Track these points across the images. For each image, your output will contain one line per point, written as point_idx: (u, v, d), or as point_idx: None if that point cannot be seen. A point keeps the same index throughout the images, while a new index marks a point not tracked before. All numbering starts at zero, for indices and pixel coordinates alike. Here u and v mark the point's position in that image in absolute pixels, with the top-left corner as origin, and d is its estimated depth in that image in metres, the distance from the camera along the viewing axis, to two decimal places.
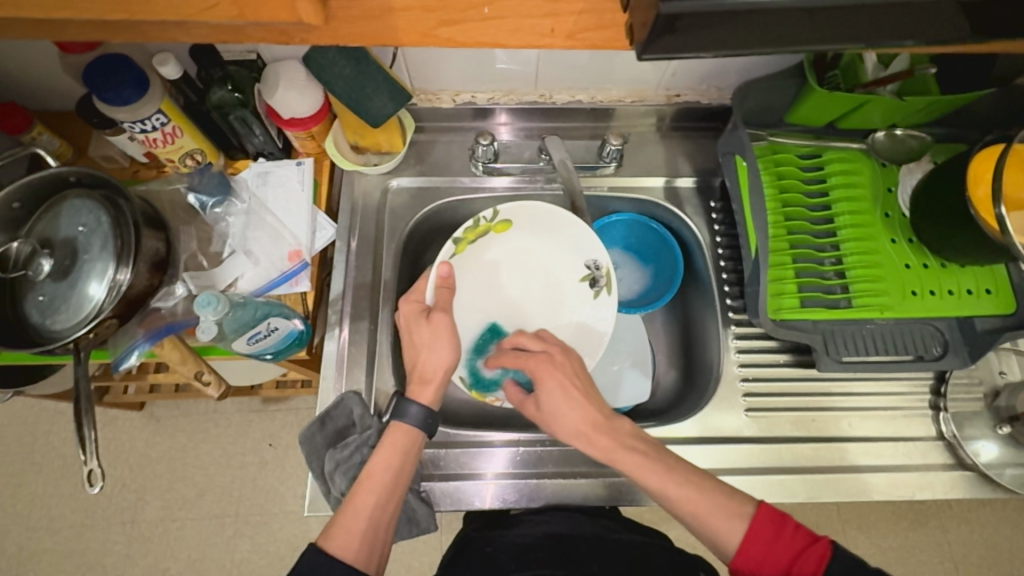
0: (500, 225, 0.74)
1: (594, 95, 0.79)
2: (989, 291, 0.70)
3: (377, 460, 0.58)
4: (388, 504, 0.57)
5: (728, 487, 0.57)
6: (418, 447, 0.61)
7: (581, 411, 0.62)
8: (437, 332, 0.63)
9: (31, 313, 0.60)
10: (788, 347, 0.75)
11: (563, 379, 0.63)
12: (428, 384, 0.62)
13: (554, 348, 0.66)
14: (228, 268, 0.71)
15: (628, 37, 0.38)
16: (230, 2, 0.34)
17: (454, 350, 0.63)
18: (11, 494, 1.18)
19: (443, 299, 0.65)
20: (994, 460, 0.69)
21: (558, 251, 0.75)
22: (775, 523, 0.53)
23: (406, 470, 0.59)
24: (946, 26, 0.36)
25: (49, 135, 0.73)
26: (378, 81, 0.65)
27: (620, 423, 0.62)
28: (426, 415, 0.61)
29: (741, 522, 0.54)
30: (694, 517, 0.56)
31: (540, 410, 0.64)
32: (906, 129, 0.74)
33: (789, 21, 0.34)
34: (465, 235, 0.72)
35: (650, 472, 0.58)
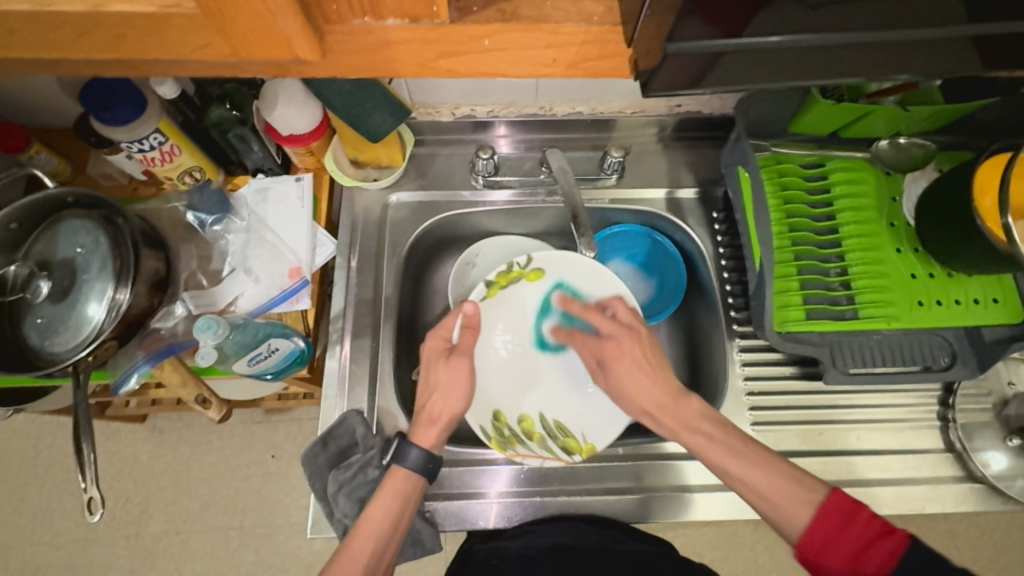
0: (533, 272, 0.73)
1: (595, 106, 0.78)
2: (996, 300, 0.69)
3: (377, 507, 0.58)
4: (385, 552, 0.58)
5: (797, 472, 0.56)
6: (418, 491, 0.61)
7: (653, 389, 0.62)
8: (453, 376, 0.64)
9: (30, 336, 0.60)
10: (793, 360, 0.74)
11: (641, 359, 0.64)
12: (434, 425, 0.62)
13: (636, 326, 0.66)
14: (228, 287, 0.70)
15: (633, 71, 0.38)
16: (223, 40, 0.34)
17: (466, 399, 0.63)
18: (14, 508, 1.17)
19: (466, 342, 0.65)
20: (1004, 471, 0.69)
21: (586, 300, 0.73)
22: (847, 511, 0.52)
23: (406, 514, 0.59)
24: (951, 59, 0.36)
25: (47, 154, 0.72)
26: (378, 98, 0.64)
27: (685, 405, 0.61)
28: (426, 461, 0.60)
29: (808, 509, 0.54)
30: (762, 499, 0.56)
31: (611, 382, 0.66)
32: (910, 138, 0.73)
33: (794, 57, 0.33)
34: (498, 278, 0.72)
35: (716, 454, 0.59)
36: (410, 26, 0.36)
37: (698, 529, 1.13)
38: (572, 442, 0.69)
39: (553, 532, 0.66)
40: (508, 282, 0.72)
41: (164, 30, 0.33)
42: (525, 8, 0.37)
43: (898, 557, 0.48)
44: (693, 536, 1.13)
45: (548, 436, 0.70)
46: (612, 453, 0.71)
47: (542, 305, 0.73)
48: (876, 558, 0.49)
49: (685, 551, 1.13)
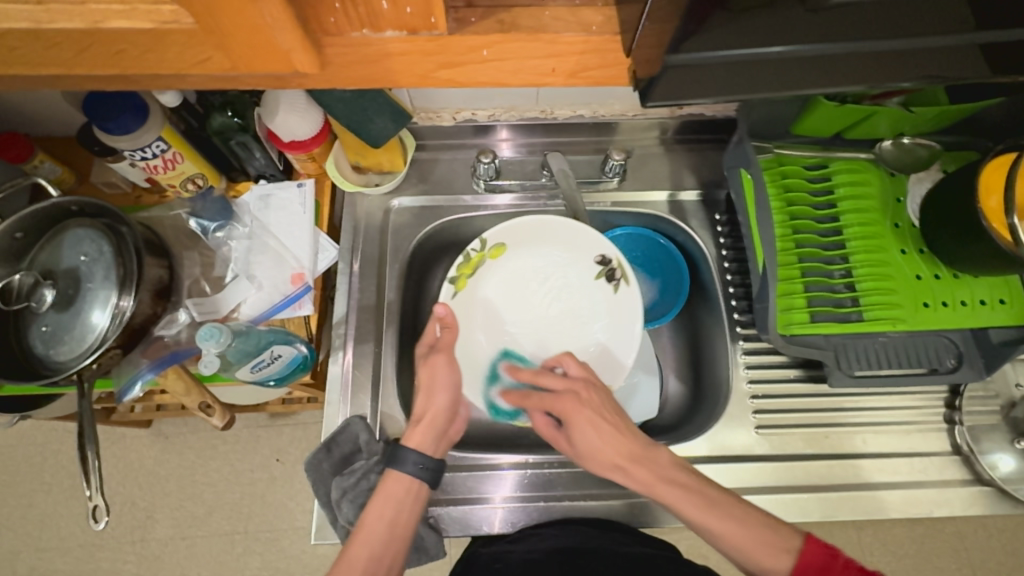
0: (495, 250, 0.72)
1: (596, 110, 0.78)
2: (1003, 301, 0.69)
3: (372, 513, 0.58)
4: (384, 558, 0.58)
5: (774, 520, 0.57)
6: (417, 497, 0.60)
7: (616, 446, 0.60)
8: (434, 375, 0.63)
9: (34, 345, 0.60)
10: (798, 362, 0.74)
11: (598, 414, 0.61)
12: (420, 425, 0.62)
13: (587, 379, 0.64)
14: (232, 293, 0.71)
15: (631, 78, 0.37)
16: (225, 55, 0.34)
17: (450, 394, 0.63)
18: (21, 514, 1.18)
19: (447, 339, 0.65)
20: (1013, 474, 0.67)
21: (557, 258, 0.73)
22: (825, 556, 0.53)
23: (403, 520, 0.59)
24: (957, 67, 0.35)
25: (51, 163, 0.73)
26: (377, 104, 0.64)
27: (657, 455, 0.60)
28: (425, 463, 0.60)
29: (787, 558, 0.54)
30: (738, 549, 0.56)
31: (574, 447, 0.62)
32: (913, 137, 0.73)
33: (798, 66, 0.33)
34: (460, 271, 0.71)
35: (691, 506, 0.58)
36: (409, 37, 0.36)
37: None
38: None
39: (555, 535, 0.65)
40: (472, 270, 0.72)
41: (166, 46, 0.33)
42: (525, 18, 0.37)
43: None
44: (698, 538, 1.12)
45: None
46: None
47: (510, 277, 0.74)
48: None
49: (690, 553, 1.12)
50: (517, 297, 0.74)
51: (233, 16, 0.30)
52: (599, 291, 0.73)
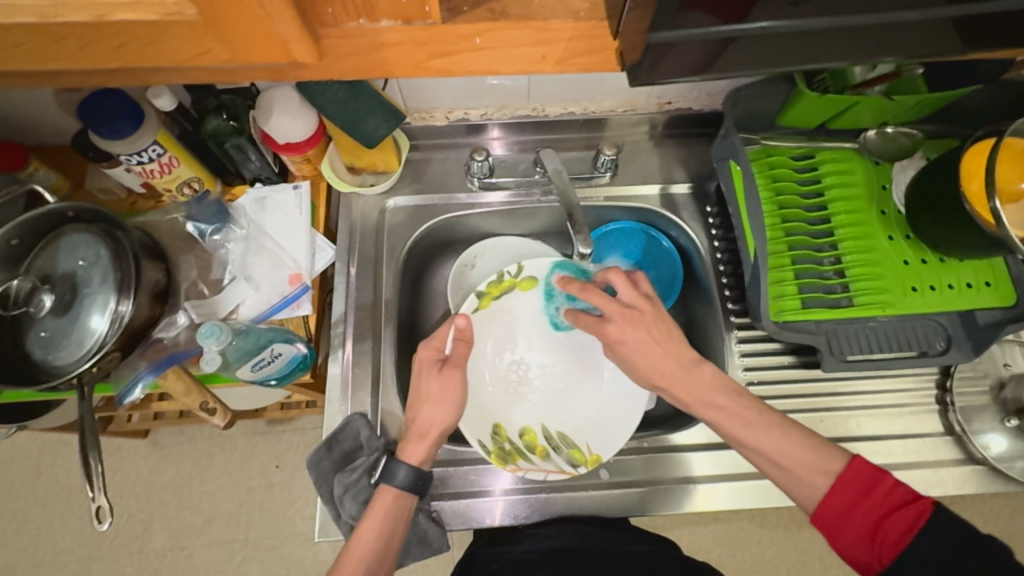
0: (527, 281, 0.75)
1: (586, 107, 0.79)
2: (988, 284, 0.70)
3: (366, 528, 0.59)
4: (379, 570, 0.59)
5: (815, 441, 0.58)
6: (408, 509, 0.61)
7: (663, 362, 0.62)
8: (446, 388, 0.64)
9: (33, 351, 0.60)
10: (792, 349, 0.75)
11: (652, 338, 0.62)
12: (423, 441, 0.62)
13: (642, 301, 0.63)
14: (229, 295, 0.71)
15: (619, 61, 0.39)
16: (223, 46, 0.35)
17: (456, 411, 0.63)
18: (17, 529, 1.17)
19: (460, 353, 0.66)
20: (1004, 453, 0.69)
21: None
22: (869, 480, 0.54)
23: (396, 534, 0.60)
24: (934, 40, 0.37)
25: (45, 170, 0.73)
26: (371, 104, 0.65)
27: (698, 375, 0.62)
28: (415, 478, 0.61)
29: (825, 479, 0.56)
30: (775, 467, 0.59)
31: (617, 355, 0.65)
32: (896, 128, 0.75)
33: (780, 42, 0.34)
34: (488, 290, 0.74)
35: (731, 423, 0.61)
36: (403, 27, 0.36)
37: (703, 526, 1.13)
38: (578, 454, 0.69)
39: (552, 535, 0.67)
40: (500, 292, 0.75)
41: (167, 37, 0.33)
42: (515, 7, 0.38)
43: (926, 519, 0.50)
44: (698, 532, 1.13)
45: (552, 448, 0.71)
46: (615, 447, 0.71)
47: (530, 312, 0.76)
48: (895, 530, 0.51)
49: (692, 548, 1.13)
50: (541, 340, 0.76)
51: (234, 6, 0.31)
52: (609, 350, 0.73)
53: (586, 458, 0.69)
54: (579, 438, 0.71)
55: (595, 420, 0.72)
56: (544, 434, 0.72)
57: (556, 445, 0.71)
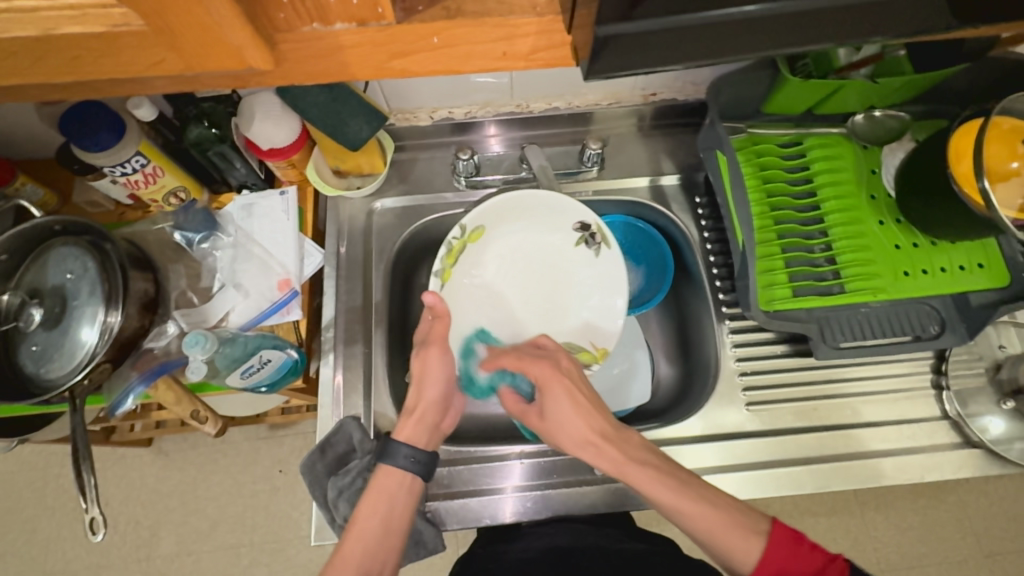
0: (475, 234, 0.73)
1: (571, 101, 0.79)
2: (981, 265, 0.69)
3: (366, 505, 0.58)
4: (379, 554, 0.57)
5: (742, 504, 0.57)
6: (409, 490, 0.60)
7: (585, 419, 0.61)
8: (426, 367, 0.65)
9: (25, 364, 0.60)
10: (785, 338, 0.74)
11: (578, 400, 0.62)
12: (410, 419, 0.63)
13: (558, 354, 0.66)
14: (219, 303, 0.72)
15: (576, 57, 0.38)
16: (179, 56, 0.34)
17: (443, 386, 0.65)
18: (26, 540, 1.18)
19: (438, 331, 0.64)
20: (1002, 436, 0.68)
21: (536, 231, 0.75)
22: (791, 542, 0.53)
23: (397, 514, 0.58)
24: (910, 20, 0.36)
25: (32, 185, 0.73)
26: (351, 106, 0.65)
27: (627, 436, 0.61)
28: (415, 456, 0.60)
29: (757, 541, 0.53)
30: (711, 535, 0.55)
31: (545, 419, 0.63)
32: (884, 110, 0.74)
33: (746, 29, 0.33)
34: (445, 262, 0.71)
35: (662, 486, 0.57)
36: (360, 29, 0.36)
37: None
38: (587, 354, 0.73)
39: (551, 534, 0.68)
40: (456, 258, 0.72)
41: (120, 48, 0.33)
42: (471, 4, 0.38)
43: None
44: None
45: None
46: None
47: (492, 257, 0.75)
48: None
49: None
50: (506, 276, 0.75)
51: (181, 15, 0.30)
52: (582, 257, 0.75)
53: (592, 351, 0.73)
54: (580, 338, 0.74)
55: (588, 320, 0.74)
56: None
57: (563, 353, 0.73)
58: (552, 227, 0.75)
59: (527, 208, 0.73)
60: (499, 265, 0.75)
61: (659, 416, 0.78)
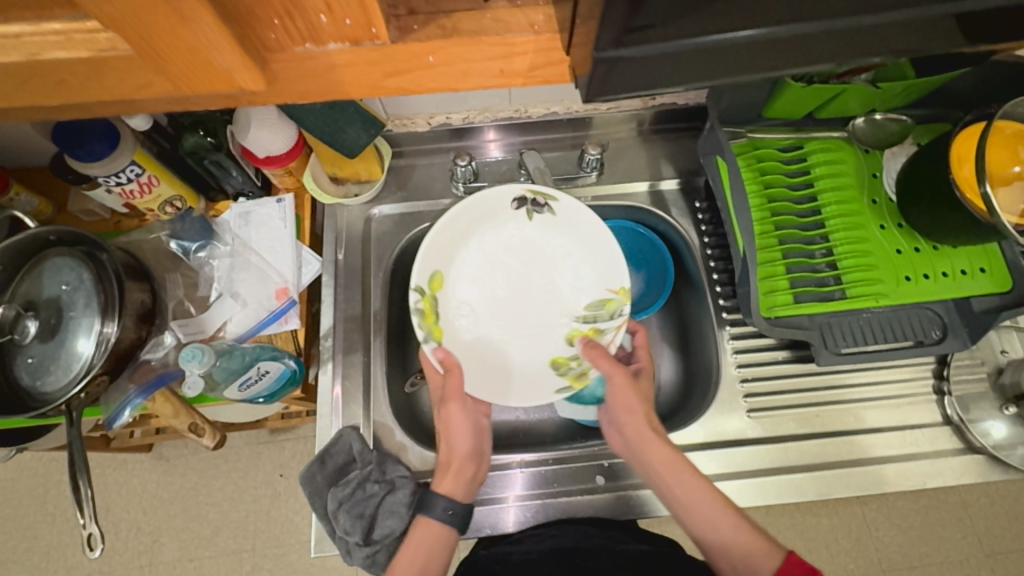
0: (435, 283, 0.68)
1: (570, 106, 0.78)
2: (983, 270, 0.69)
3: (402, 561, 0.59)
4: None
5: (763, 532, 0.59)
6: (447, 542, 0.61)
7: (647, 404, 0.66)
8: (450, 421, 0.64)
9: (21, 377, 0.60)
10: (786, 343, 0.74)
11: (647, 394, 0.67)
12: (449, 472, 0.63)
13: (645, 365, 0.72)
14: (217, 313, 0.71)
15: (574, 76, 0.37)
16: (166, 79, 0.34)
17: (472, 441, 0.64)
18: (27, 546, 1.17)
19: (453, 384, 0.63)
20: (1004, 441, 0.68)
21: (495, 239, 0.71)
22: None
23: (432, 567, 0.59)
24: (913, 42, 0.35)
25: (27, 195, 0.72)
26: (350, 114, 0.64)
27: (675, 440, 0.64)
28: (452, 510, 0.61)
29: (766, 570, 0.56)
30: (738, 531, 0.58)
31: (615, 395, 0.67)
32: (884, 114, 0.73)
33: (747, 52, 0.33)
34: (424, 321, 0.66)
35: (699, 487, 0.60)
36: (352, 48, 0.35)
37: None
38: (610, 301, 0.69)
39: (553, 535, 0.66)
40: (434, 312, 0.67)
41: (106, 71, 0.33)
42: (466, 22, 0.37)
43: None
44: None
45: (596, 323, 0.69)
46: (609, 452, 0.71)
47: (467, 299, 0.70)
48: None
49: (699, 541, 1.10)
50: (493, 303, 0.71)
51: (167, 38, 0.30)
52: (550, 224, 0.71)
53: (615, 293, 0.69)
54: (596, 291, 0.70)
55: (594, 268, 0.70)
56: (581, 321, 0.70)
57: (597, 316, 0.69)
58: (502, 221, 0.71)
59: (473, 219, 0.70)
60: (471, 288, 0.70)
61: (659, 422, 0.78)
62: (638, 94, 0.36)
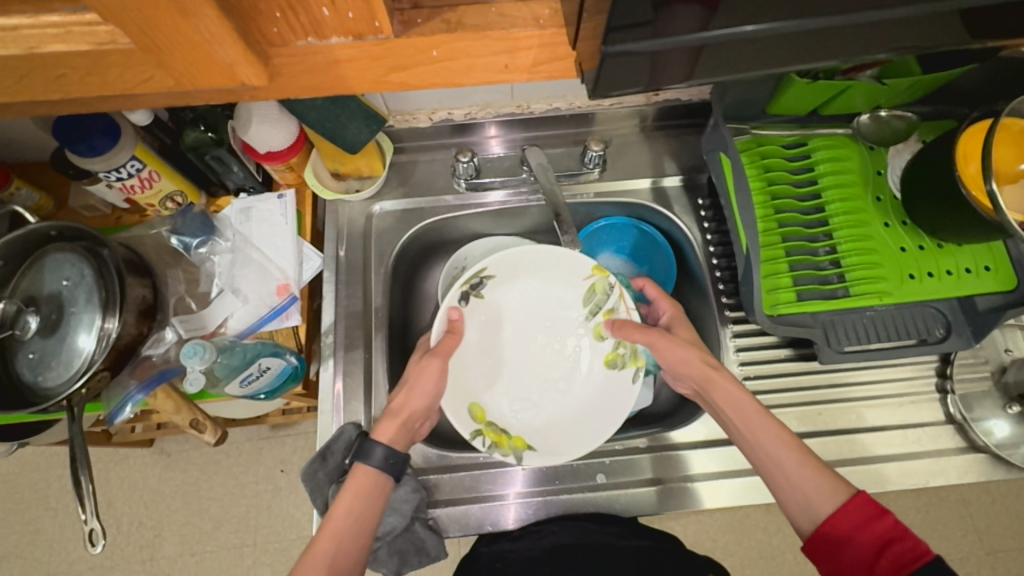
0: (479, 412, 0.69)
1: (573, 102, 0.78)
2: (987, 268, 0.69)
3: (338, 506, 0.57)
4: (351, 553, 0.56)
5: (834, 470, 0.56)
6: (383, 489, 0.60)
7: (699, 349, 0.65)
8: (422, 376, 0.64)
9: (22, 372, 0.59)
10: (788, 342, 0.74)
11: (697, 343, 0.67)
12: (397, 419, 0.63)
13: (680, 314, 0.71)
14: (217, 309, 0.71)
15: (579, 71, 0.37)
16: (166, 74, 0.34)
17: (429, 399, 0.64)
18: (29, 540, 1.18)
19: (445, 345, 0.66)
20: (1007, 439, 0.68)
21: (480, 342, 0.72)
22: (869, 514, 0.51)
23: (370, 513, 0.58)
24: (922, 37, 0.34)
25: (27, 189, 0.72)
26: (352, 108, 0.64)
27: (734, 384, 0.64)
28: (391, 457, 0.60)
29: (831, 504, 0.54)
30: (801, 467, 0.56)
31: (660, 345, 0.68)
32: (891, 110, 0.72)
33: (754, 48, 0.32)
34: (490, 436, 0.68)
35: (757, 423, 0.59)
36: (355, 42, 0.35)
37: (710, 515, 1.11)
38: (597, 287, 0.71)
39: (553, 532, 0.66)
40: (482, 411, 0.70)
41: (105, 66, 0.32)
42: (470, 16, 0.37)
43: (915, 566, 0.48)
44: (705, 521, 1.10)
45: (602, 309, 0.72)
46: (611, 449, 0.71)
47: (510, 392, 0.72)
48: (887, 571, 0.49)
49: (699, 538, 1.10)
50: (516, 372, 0.73)
51: (168, 32, 0.30)
52: (503, 286, 0.72)
53: (594, 277, 0.71)
54: (580, 287, 0.72)
55: (561, 278, 0.73)
56: (593, 318, 0.73)
57: (598, 303, 0.72)
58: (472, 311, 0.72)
59: (465, 352, 0.71)
60: (488, 373, 0.72)
61: (661, 420, 0.78)
62: (643, 90, 0.36)
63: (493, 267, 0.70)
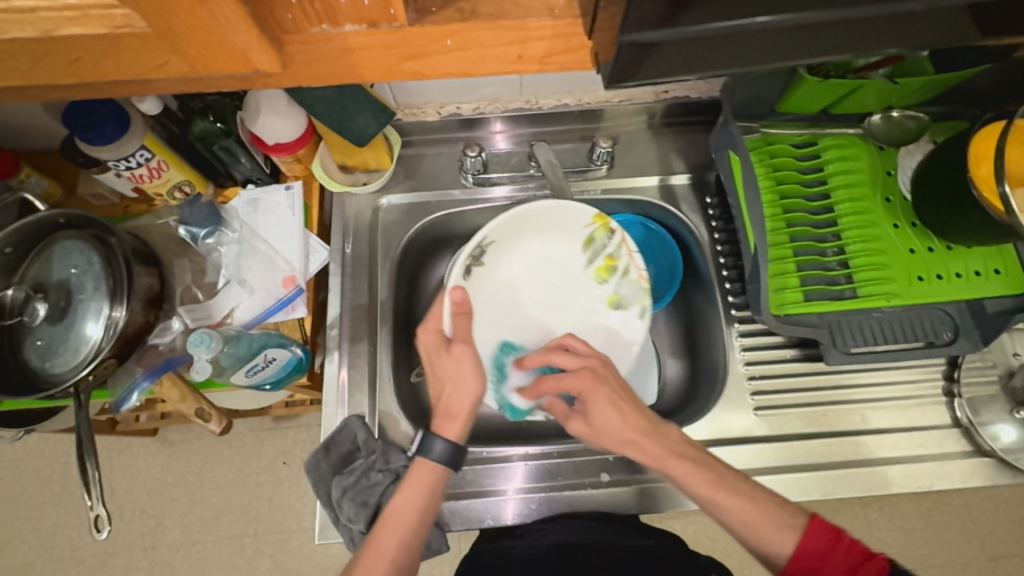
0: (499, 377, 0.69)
1: (581, 97, 0.77)
2: (997, 271, 0.68)
3: (403, 499, 0.59)
4: (411, 545, 0.59)
5: (780, 499, 0.58)
6: (444, 482, 0.61)
7: (626, 420, 0.61)
8: (460, 365, 0.60)
9: (30, 359, 0.60)
10: (794, 342, 0.73)
11: (614, 393, 0.61)
12: (455, 418, 0.61)
13: (594, 361, 0.63)
14: (224, 299, 0.72)
15: (596, 61, 0.37)
16: (180, 58, 0.34)
17: (481, 382, 0.60)
18: (33, 527, 1.19)
19: (461, 327, 0.61)
20: (1013, 444, 0.68)
21: (493, 311, 0.70)
22: (829, 539, 0.53)
23: (431, 506, 0.60)
24: (937, 31, 0.34)
25: (37, 177, 0.72)
26: (359, 100, 0.63)
27: (667, 430, 0.61)
28: (453, 451, 0.60)
29: (791, 534, 0.55)
30: (746, 526, 0.57)
31: (587, 424, 0.62)
32: (902, 111, 0.72)
33: (767, 40, 0.32)
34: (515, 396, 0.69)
35: (702, 480, 0.59)
36: (369, 30, 0.35)
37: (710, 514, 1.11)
38: (596, 234, 0.69)
39: (557, 529, 0.66)
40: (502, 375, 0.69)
41: (120, 51, 0.32)
42: (486, 5, 0.37)
43: None
44: (705, 521, 1.10)
45: (609, 254, 0.70)
46: None
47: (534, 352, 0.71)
48: None
49: (699, 539, 1.10)
50: (529, 330, 0.71)
51: (182, 16, 0.30)
52: (503, 251, 0.70)
53: (593, 227, 0.68)
54: (579, 233, 0.70)
55: (559, 228, 0.70)
56: (590, 265, 0.71)
57: (597, 249, 0.70)
58: (475, 282, 0.68)
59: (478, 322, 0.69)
60: (505, 352, 0.70)
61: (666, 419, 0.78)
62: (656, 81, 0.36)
63: (492, 236, 0.67)
